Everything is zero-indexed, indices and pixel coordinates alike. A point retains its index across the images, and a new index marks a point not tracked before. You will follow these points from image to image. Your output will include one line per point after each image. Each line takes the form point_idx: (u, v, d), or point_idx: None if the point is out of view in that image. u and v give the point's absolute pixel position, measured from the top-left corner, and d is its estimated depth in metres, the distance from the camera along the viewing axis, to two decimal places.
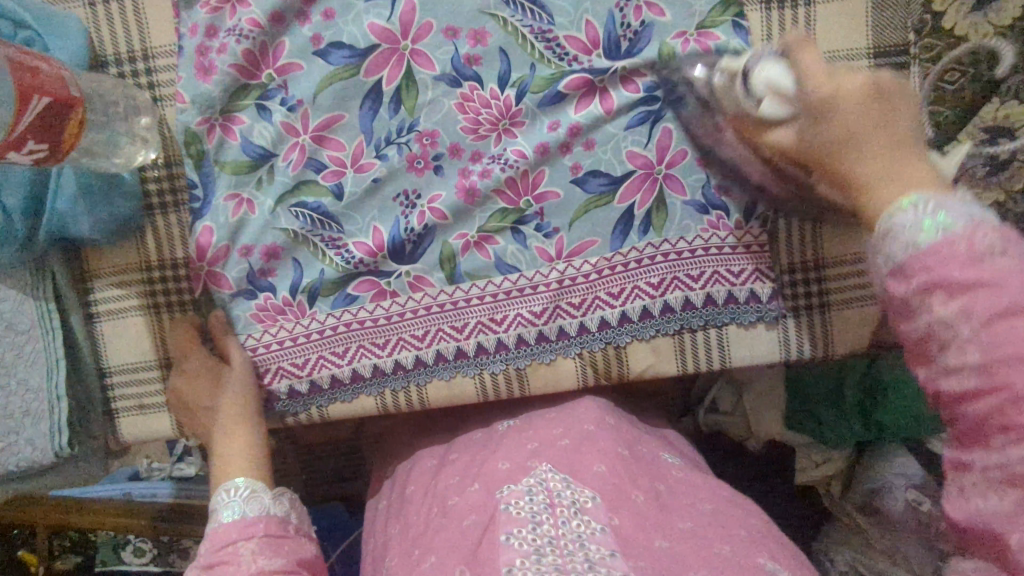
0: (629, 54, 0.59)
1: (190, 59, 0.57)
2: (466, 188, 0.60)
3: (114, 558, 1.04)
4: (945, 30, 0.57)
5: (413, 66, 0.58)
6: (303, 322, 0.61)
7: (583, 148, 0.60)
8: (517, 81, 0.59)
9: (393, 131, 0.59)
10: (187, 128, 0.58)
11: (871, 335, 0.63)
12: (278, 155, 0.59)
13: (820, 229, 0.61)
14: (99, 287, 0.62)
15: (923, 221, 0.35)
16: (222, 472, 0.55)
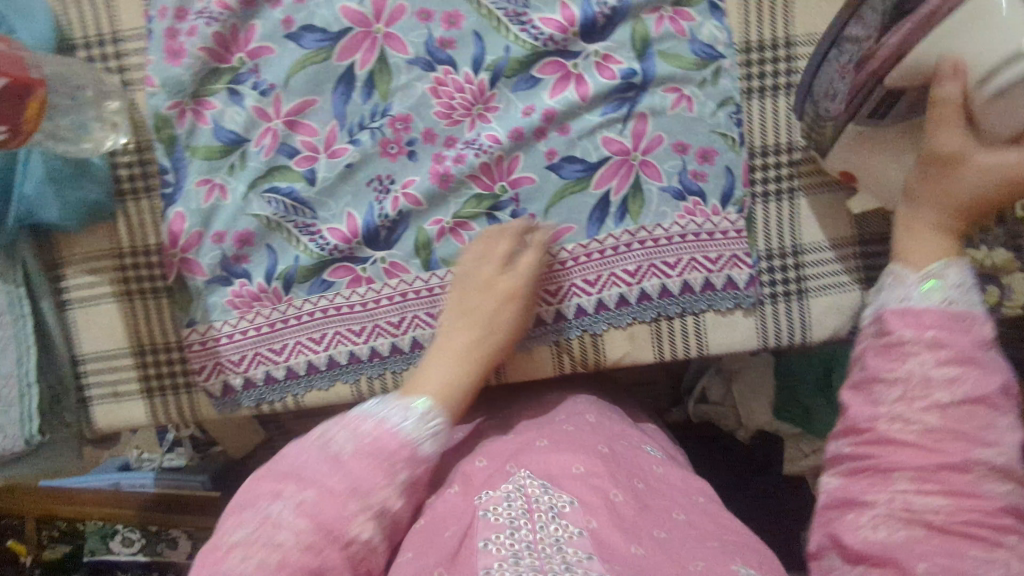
0: (603, 34, 0.58)
1: (160, 42, 0.57)
2: (441, 174, 0.59)
3: (103, 547, 1.01)
4: None
5: (386, 49, 0.58)
6: (280, 308, 0.61)
7: (559, 133, 0.59)
8: (492, 64, 0.58)
9: (366, 115, 0.59)
10: (157, 111, 0.57)
11: (850, 323, 0.62)
12: (250, 140, 0.59)
13: (797, 214, 0.61)
14: (72, 274, 0.62)
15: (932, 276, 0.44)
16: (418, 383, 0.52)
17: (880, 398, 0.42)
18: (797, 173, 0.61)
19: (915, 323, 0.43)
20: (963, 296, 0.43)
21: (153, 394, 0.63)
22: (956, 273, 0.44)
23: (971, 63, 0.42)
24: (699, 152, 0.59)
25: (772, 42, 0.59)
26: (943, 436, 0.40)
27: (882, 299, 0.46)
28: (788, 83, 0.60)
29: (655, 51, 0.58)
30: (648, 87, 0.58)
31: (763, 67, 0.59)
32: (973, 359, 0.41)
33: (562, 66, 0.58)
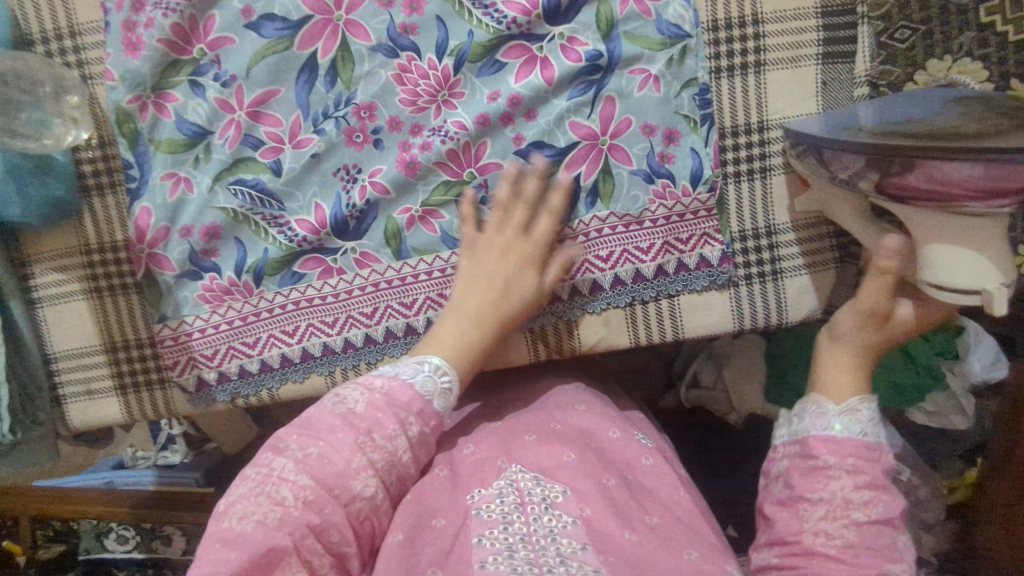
0: (568, 16, 0.57)
1: (118, 35, 0.56)
2: (408, 162, 0.58)
3: (98, 546, 1.01)
4: None
5: (347, 36, 0.57)
6: (252, 301, 0.60)
7: (526, 118, 0.58)
8: (455, 49, 0.57)
9: (330, 105, 0.58)
10: (118, 105, 0.57)
11: (823, 303, 0.63)
12: (214, 132, 0.58)
13: (771, 193, 0.61)
14: (40, 271, 0.61)
15: (844, 418, 0.50)
16: (431, 342, 0.54)
17: (807, 515, 0.48)
18: (771, 151, 0.60)
19: (836, 450, 0.49)
20: (873, 429, 0.50)
21: (127, 390, 0.63)
22: (868, 409, 0.50)
23: (941, 268, 0.49)
24: (665, 133, 0.58)
25: (740, 20, 0.59)
26: (859, 550, 0.46)
27: (805, 425, 0.51)
28: (756, 62, 0.59)
29: (620, 33, 0.57)
30: (615, 69, 0.57)
31: (732, 45, 0.59)
32: (881, 485, 0.48)
33: (527, 49, 0.57)
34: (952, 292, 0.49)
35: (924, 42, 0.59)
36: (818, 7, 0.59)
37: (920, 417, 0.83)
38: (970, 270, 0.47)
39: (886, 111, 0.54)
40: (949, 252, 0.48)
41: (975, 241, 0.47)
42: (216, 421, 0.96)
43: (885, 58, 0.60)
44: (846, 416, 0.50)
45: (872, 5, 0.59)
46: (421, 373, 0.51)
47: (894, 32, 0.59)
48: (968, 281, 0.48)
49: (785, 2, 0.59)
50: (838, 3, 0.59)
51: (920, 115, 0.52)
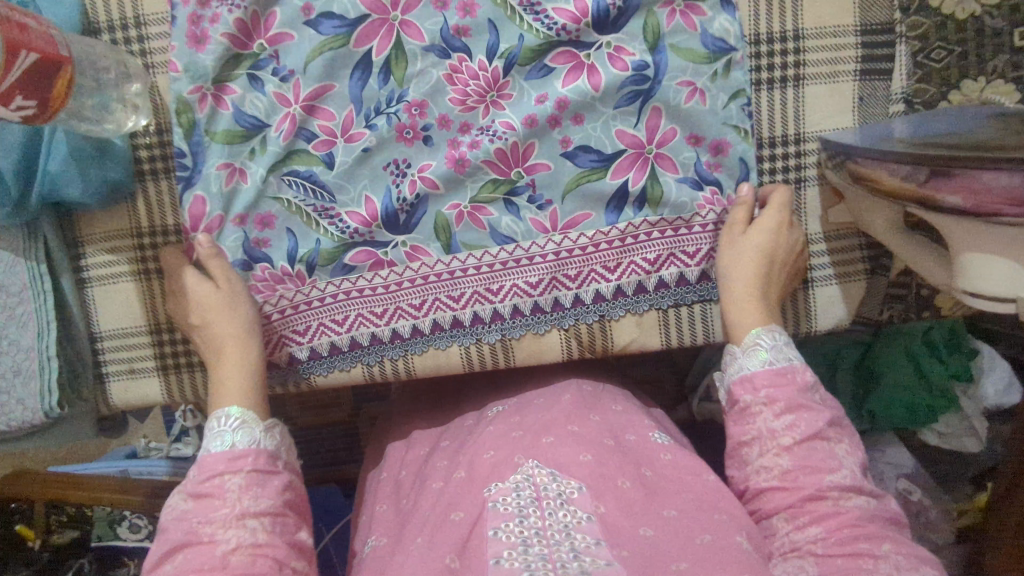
0: (616, 25, 0.58)
1: (183, 28, 0.57)
2: (455, 159, 0.60)
3: (110, 534, 0.98)
4: (933, 8, 0.60)
5: (402, 36, 0.58)
6: (304, 290, 0.62)
7: (573, 121, 0.60)
8: (506, 52, 0.58)
9: (381, 101, 0.59)
10: (179, 96, 0.58)
11: (852, 313, 0.66)
12: (270, 125, 0.59)
13: (805, 205, 0.64)
14: (91, 252, 0.63)
15: (752, 354, 0.54)
16: (217, 400, 0.53)
17: (749, 459, 0.52)
18: (806, 163, 0.63)
19: (751, 388, 0.52)
20: (779, 350, 0.53)
21: (168, 370, 0.65)
22: (768, 336, 0.54)
23: (980, 277, 0.50)
24: (713, 144, 0.60)
25: (781, 35, 0.61)
26: (797, 473, 0.49)
27: (729, 373, 0.55)
28: (795, 76, 0.62)
29: (667, 45, 0.59)
30: (662, 79, 0.59)
31: (772, 58, 0.61)
32: (803, 404, 0.50)
33: (575, 56, 0.59)
34: (990, 299, 0.50)
35: (959, 63, 0.60)
36: (856, 26, 0.61)
37: (931, 438, 0.84)
38: (1004, 279, 0.49)
39: (920, 126, 0.56)
40: (987, 262, 0.49)
41: (1011, 250, 0.48)
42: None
43: (919, 77, 0.61)
44: (750, 355, 0.54)
45: (910, 26, 0.60)
46: (223, 433, 0.50)
47: (932, 52, 0.60)
48: (1007, 290, 0.49)
49: (826, 18, 0.61)
50: (876, 22, 0.61)
51: (954, 129, 0.53)
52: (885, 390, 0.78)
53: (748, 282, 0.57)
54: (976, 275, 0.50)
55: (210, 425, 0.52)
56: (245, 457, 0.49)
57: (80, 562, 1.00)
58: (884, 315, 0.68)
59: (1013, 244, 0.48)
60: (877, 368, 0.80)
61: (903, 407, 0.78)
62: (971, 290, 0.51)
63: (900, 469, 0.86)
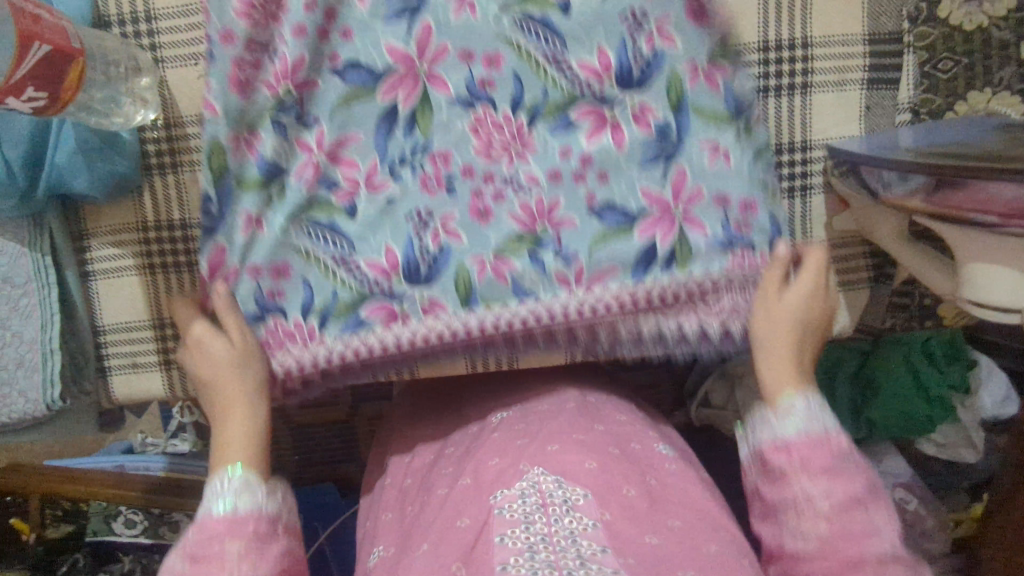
0: (640, 85, 0.55)
1: (223, 69, 0.51)
2: (479, 211, 0.55)
3: (104, 528, 1.00)
4: (941, 19, 0.61)
5: (427, 87, 0.54)
6: (312, 348, 0.55)
7: (600, 181, 0.55)
8: (529, 106, 0.55)
9: (406, 151, 0.55)
10: (215, 140, 0.51)
11: (855, 321, 0.66)
12: (290, 171, 0.54)
13: (810, 213, 0.64)
14: (96, 245, 0.63)
15: (789, 421, 0.48)
16: (218, 457, 0.48)
17: (784, 524, 0.47)
18: (812, 170, 0.63)
19: (787, 454, 0.47)
20: (817, 415, 0.47)
21: (170, 365, 0.65)
22: (805, 403, 0.48)
23: (984, 288, 0.50)
24: (741, 203, 0.55)
25: (790, 42, 0.61)
26: (835, 540, 0.44)
27: (758, 436, 0.49)
28: (803, 84, 0.62)
29: (689, 106, 0.55)
30: (685, 140, 0.55)
31: (781, 66, 0.61)
32: (841, 470, 0.45)
33: (597, 112, 0.55)
34: (995, 310, 0.51)
35: (966, 73, 0.61)
36: (866, 35, 0.61)
37: (929, 447, 0.85)
38: (1009, 289, 0.49)
39: (928, 136, 0.56)
40: (991, 273, 0.50)
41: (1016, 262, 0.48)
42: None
43: (927, 88, 0.62)
44: (788, 414, 0.48)
45: (918, 35, 0.61)
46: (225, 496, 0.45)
47: (938, 62, 0.61)
48: (1011, 301, 0.49)
49: (836, 26, 0.61)
50: (885, 31, 0.61)
51: (959, 139, 0.54)
52: (888, 400, 0.77)
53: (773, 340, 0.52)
54: (981, 287, 0.51)
55: (209, 486, 0.46)
56: (247, 522, 0.44)
57: (74, 557, 0.98)
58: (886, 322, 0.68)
59: (1017, 256, 0.48)
60: (876, 379, 0.79)
61: (903, 416, 0.77)
62: (975, 299, 0.52)
63: (897, 479, 0.86)
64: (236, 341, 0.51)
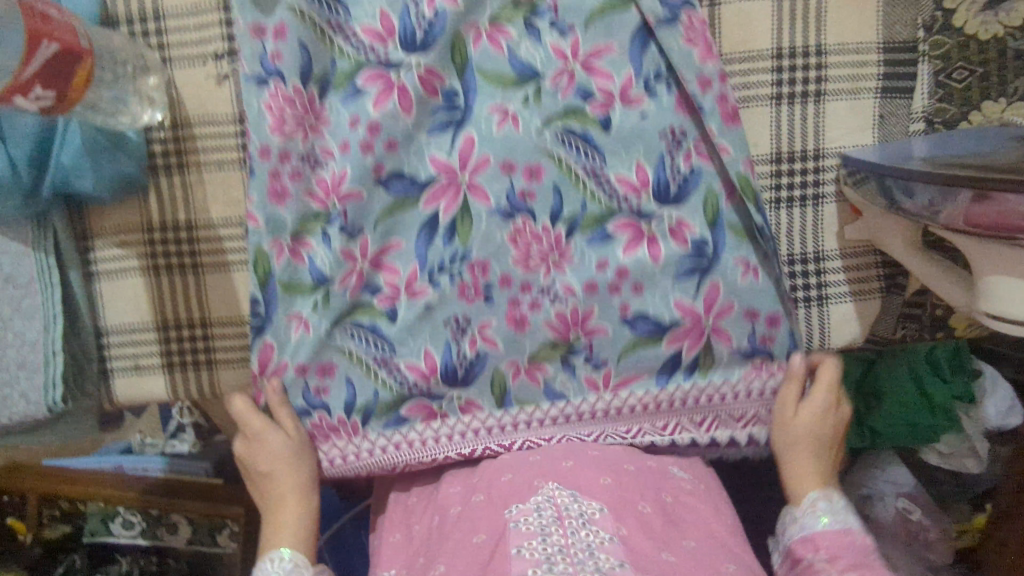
0: (677, 200, 0.59)
1: (263, 182, 0.57)
2: (517, 319, 0.60)
3: (103, 530, 0.96)
4: (955, 28, 0.59)
5: (469, 197, 0.59)
6: (354, 441, 0.60)
7: (635, 293, 0.60)
8: (569, 217, 0.59)
9: (445, 258, 0.59)
10: (257, 248, 0.57)
11: (867, 331, 0.66)
12: (335, 279, 0.59)
13: (820, 222, 0.64)
14: (101, 246, 0.62)
15: (816, 518, 0.54)
16: (270, 538, 0.56)
17: None
18: (825, 178, 0.62)
19: (813, 547, 0.53)
20: (843, 516, 0.54)
21: (174, 367, 0.64)
22: (824, 502, 0.55)
23: (1000, 300, 0.50)
24: (768, 317, 0.60)
25: (804, 50, 0.61)
26: None
27: (788, 533, 0.55)
28: (817, 91, 0.61)
29: (724, 222, 0.59)
30: (721, 256, 0.59)
31: (794, 72, 0.61)
32: (863, 563, 0.50)
33: (636, 226, 0.59)
34: (1009, 323, 0.50)
35: (981, 84, 0.60)
36: (880, 43, 0.61)
37: (932, 457, 0.84)
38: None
39: (941, 145, 0.56)
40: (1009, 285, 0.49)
41: None
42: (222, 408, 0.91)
43: (940, 97, 0.61)
44: (814, 513, 0.54)
45: (932, 45, 0.60)
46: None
47: (952, 72, 0.60)
48: None
49: (850, 33, 0.61)
50: (899, 40, 0.61)
51: (974, 149, 0.54)
52: (889, 408, 0.78)
53: (794, 450, 0.59)
54: (998, 298, 0.50)
55: (260, 566, 0.54)
56: None
57: (71, 559, 0.97)
58: (898, 334, 0.67)
59: None
60: (879, 387, 0.79)
61: (905, 423, 0.78)
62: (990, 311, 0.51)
63: (899, 488, 0.86)
64: (295, 441, 0.58)
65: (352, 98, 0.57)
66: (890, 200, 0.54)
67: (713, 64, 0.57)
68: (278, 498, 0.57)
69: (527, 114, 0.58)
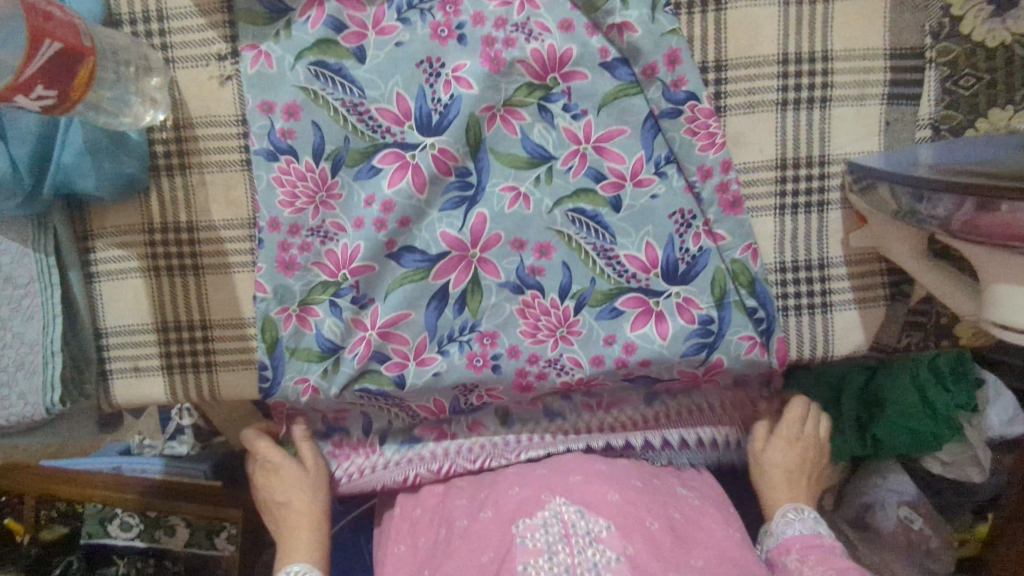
0: (685, 278, 0.62)
1: (272, 253, 0.59)
2: (523, 384, 0.64)
3: (101, 531, 0.95)
4: (964, 35, 0.59)
5: (479, 272, 0.61)
6: (372, 456, 0.67)
7: (640, 365, 0.63)
8: (577, 293, 0.62)
9: (455, 329, 0.62)
10: (265, 315, 0.60)
11: (870, 339, 0.65)
12: (345, 347, 0.61)
13: (825, 227, 0.63)
14: (101, 246, 0.62)
15: (790, 527, 0.63)
16: (286, 553, 0.63)
17: None
18: (830, 185, 0.62)
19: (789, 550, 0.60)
20: (814, 524, 0.62)
21: (174, 369, 0.64)
22: (798, 513, 0.64)
23: (1009, 314, 0.49)
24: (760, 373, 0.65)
25: (810, 56, 0.60)
26: None
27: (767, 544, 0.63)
28: (823, 97, 0.61)
29: (733, 301, 0.62)
30: (724, 333, 0.62)
31: (800, 78, 0.61)
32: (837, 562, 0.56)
33: (644, 302, 0.62)
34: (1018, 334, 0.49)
35: (988, 91, 0.60)
36: (887, 49, 0.60)
37: (934, 465, 0.84)
38: None
39: (947, 153, 0.56)
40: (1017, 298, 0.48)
41: None
42: (226, 419, 0.90)
43: (948, 104, 0.60)
44: (786, 523, 0.63)
45: (940, 51, 0.60)
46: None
47: (959, 80, 0.60)
48: None
49: (857, 39, 0.60)
50: (907, 46, 0.60)
51: (981, 157, 0.53)
52: (893, 418, 0.76)
53: (770, 476, 0.68)
54: (1006, 310, 0.49)
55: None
56: None
57: (67, 561, 0.95)
58: (902, 342, 0.66)
59: None
60: (883, 397, 0.78)
61: (909, 434, 0.77)
62: (999, 321, 0.50)
63: (902, 496, 0.85)
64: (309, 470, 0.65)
65: (367, 175, 0.59)
66: (897, 208, 0.54)
67: (716, 154, 0.60)
68: (292, 525, 0.64)
69: (538, 195, 0.60)
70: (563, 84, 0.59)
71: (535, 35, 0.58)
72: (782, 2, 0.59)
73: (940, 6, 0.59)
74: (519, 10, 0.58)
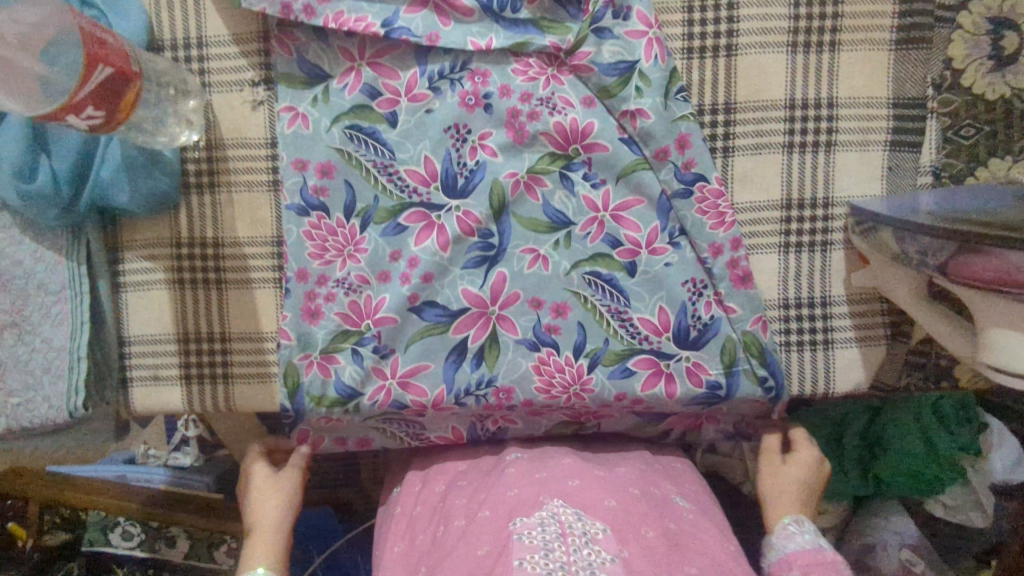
0: (695, 343, 0.63)
1: (298, 301, 0.61)
2: (536, 415, 0.66)
3: (102, 540, 0.96)
4: (965, 87, 0.63)
5: (498, 328, 0.62)
6: None
7: (647, 407, 0.65)
8: (591, 351, 0.63)
9: (472, 383, 0.62)
10: (288, 361, 0.61)
11: (869, 377, 0.66)
12: (365, 394, 0.62)
13: (829, 265, 0.65)
14: (129, 258, 0.64)
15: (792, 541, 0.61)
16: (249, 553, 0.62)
17: None
18: (833, 226, 0.64)
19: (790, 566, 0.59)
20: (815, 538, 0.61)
21: (191, 381, 0.66)
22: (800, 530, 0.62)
23: (1009, 357, 0.50)
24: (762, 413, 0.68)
25: (816, 102, 0.63)
26: None
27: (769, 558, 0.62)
28: (827, 142, 0.63)
29: (741, 368, 0.63)
30: (733, 396, 0.64)
31: (806, 123, 0.63)
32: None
33: (655, 363, 0.63)
34: (1017, 377, 0.51)
35: (987, 140, 0.64)
36: (890, 98, 0.63)
37: (935, 509, 0.84)
38: None
39: (946, 201, 0.57)
40: (1015, 342, 0.50)
41: None
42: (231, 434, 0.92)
43: (949, 152, 0.64)
44: (788, 537, 0.62)
45: (942, 101, 0.63)
46: None
47: (962, 129, 0.64)
48: None
49: (863, 89, 0.63)
50: (908, 97, 0.63)
51: (983, 207, 0.55)
52: (896, 458, 0.77)
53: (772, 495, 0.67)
54: (999, 347, 0.51)
55: None
56: None
57: (69, 565, 0.96)
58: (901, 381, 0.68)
59: None
60: (885, 436, 0.79)
61: (910, 474, 0.77)
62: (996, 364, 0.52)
63: (903, 538, 0.85)
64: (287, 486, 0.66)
65: (393, 233, 0.62)
66: (898, 250, 0.55)
67: (725, 232, 0.62)
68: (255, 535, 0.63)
69: (556, 257, 0.62)
70: (584, 155, 0.62)
71: (559, 109, 0.61)
72: (790, 50, 0.62)
73: (943, 58, 0.63)
74: (544, 85, 0.61)
